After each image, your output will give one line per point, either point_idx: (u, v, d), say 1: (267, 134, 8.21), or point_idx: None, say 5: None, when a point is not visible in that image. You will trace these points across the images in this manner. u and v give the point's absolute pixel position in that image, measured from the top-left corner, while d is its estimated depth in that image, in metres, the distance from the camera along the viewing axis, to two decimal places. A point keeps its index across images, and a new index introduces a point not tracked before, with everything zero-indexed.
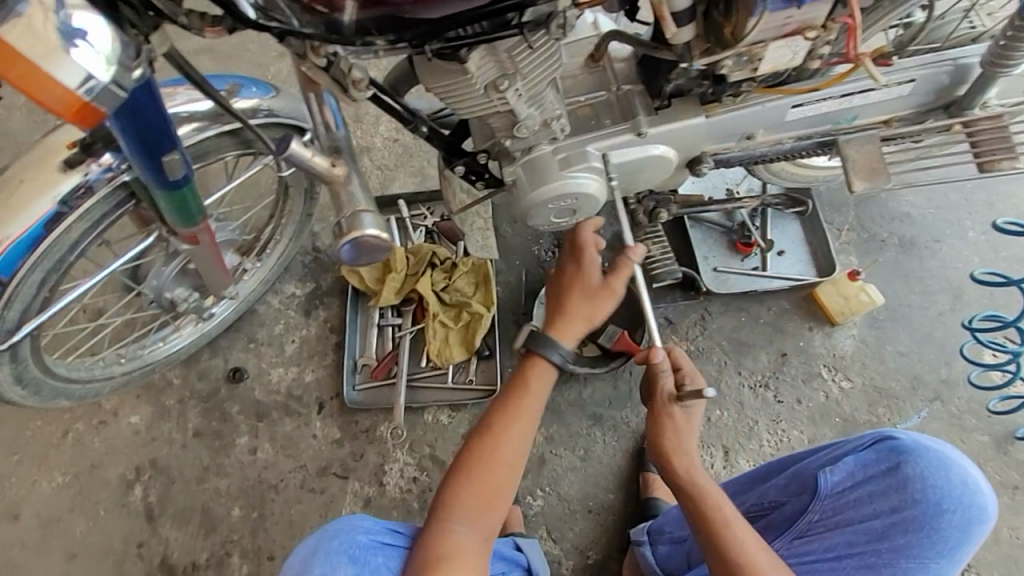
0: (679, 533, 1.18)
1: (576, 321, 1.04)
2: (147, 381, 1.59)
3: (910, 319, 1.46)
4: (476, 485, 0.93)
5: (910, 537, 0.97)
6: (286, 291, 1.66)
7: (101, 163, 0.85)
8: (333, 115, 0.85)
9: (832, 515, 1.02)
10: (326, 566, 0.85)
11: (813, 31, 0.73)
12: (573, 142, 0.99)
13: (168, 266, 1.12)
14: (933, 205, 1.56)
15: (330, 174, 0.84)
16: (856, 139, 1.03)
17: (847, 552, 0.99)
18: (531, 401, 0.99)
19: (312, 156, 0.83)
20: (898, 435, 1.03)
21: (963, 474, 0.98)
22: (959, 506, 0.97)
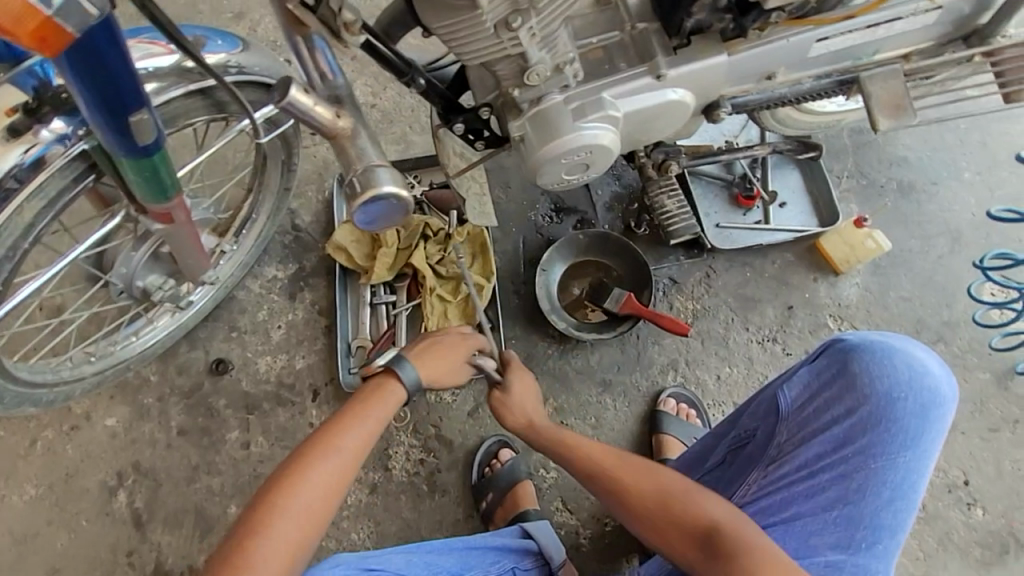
0: None
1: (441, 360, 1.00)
2: (121, 380, 1.47)
3: (911, 264, 1.46)
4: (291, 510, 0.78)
5: (872, 436, 0.91)
6: (267, 274, 1.55)
7: (53, 129, 0.75)
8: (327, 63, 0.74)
9: (797, 432, 0.95)
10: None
11: None
12: (588, 89, 0.90)
13: (138, 250, 1.00)
14: (928, 148, 1.55)
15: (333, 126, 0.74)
16: (879, 74, 0.98)
17: (819, 466, 0.91)
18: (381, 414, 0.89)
19: (313, 106, 0.73)
20: (844, 337, 0.98)
21: (907, 359, 0.94)
22: (910, 392, 0.92)
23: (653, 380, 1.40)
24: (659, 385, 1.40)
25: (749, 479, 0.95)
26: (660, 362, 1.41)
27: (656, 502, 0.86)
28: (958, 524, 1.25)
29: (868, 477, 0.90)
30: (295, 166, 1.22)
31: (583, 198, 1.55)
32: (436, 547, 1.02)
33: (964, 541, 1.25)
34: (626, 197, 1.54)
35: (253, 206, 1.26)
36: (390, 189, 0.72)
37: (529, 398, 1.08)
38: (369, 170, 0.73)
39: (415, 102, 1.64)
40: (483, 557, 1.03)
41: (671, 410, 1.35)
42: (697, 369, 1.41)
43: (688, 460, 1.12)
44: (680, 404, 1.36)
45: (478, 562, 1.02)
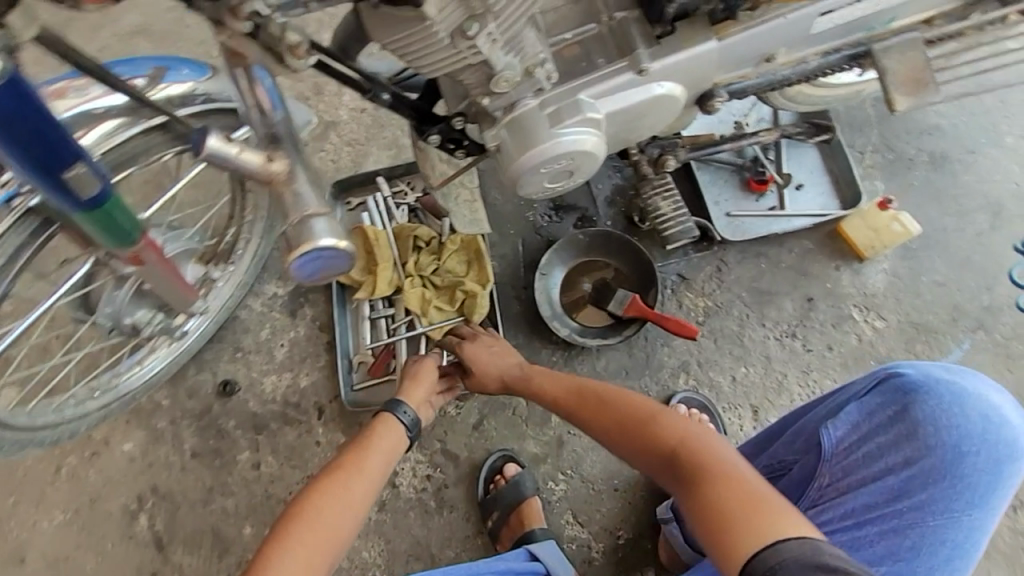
0: None
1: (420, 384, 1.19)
2: (135, 406, 1.49)
3: (945, 245, 1.33)
4: (303, 532, 0.90)
5: (932, 491, 0.83)
6: (267, 292, 1.54)
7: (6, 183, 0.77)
8: (268, 95, 0.72)
9: (842, 478, 0.86)
10: None
11: None
12: (563, 91, 0.83)
13: (121, 289, 0.99)
14: (963, 112, 1.41)
15: (267, 172, 0.71)
16: (895, 46, 0.87)
17: (868, 516, 0.83)
18: (384, 459, 1.04)
19: (238, 153, 0.69)
20: (902, 372, 0.88)
21: (981, 408, 0.85)
22: (981, 446, 0.84)
23: (663, 384, 1.34)
24: (670, 390, 1.33)
25: None
26: (670, 364, 1.34)
27: (637, 427, 0.95)
28: (1003, 529, 1.16)
29: (926, 537, 0.82)
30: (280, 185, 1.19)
31: (583, 194, 1.48)
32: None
33: (1010, 546, 1.16)
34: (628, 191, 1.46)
35: (238, 229, 1.23)
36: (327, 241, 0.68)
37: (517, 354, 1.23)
38: (304, 223, 0.69)
39: None
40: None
41: None
42: (710, 371, 1.33)
43: None
44: (692, 410, 1.29)
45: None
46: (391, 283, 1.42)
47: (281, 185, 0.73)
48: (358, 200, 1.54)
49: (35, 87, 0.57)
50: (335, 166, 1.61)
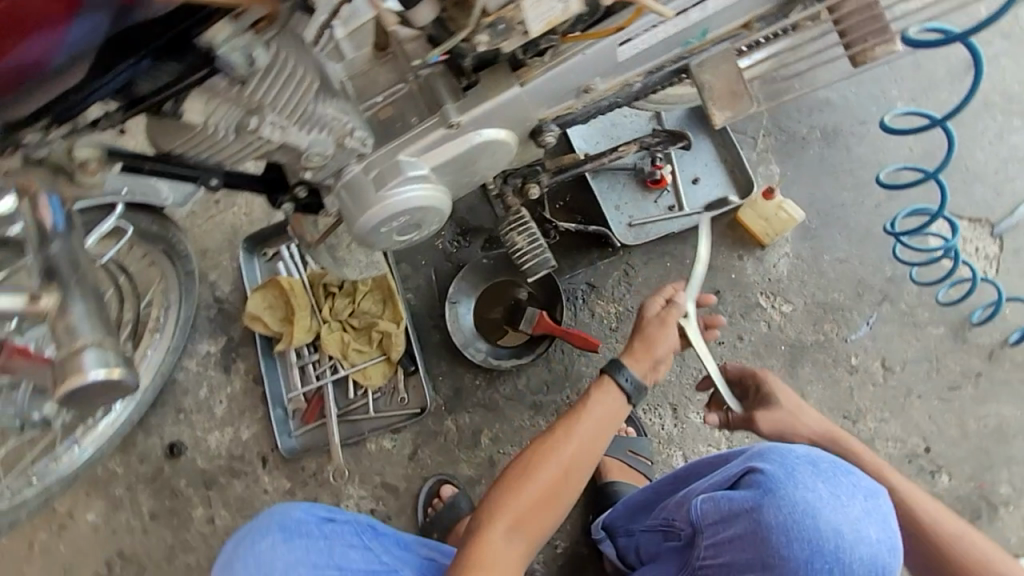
0: (629, 528, 1.07)
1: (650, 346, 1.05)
2: (93, 476, 1.57)
3: (845, 220, 1.33)
4: (519, 503, 0.95)
5: None
6: (201, 351, 1.58)
7: None
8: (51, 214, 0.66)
9: (712, 558, 0.84)
10: (250, 552, 0.97)
11: None
12: (382, 154, 0.84)
13: (18, 390, 1.04)
14: (851, 83, 1.38)
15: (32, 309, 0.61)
16: (708, 61, 0.87)
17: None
18: (600, 426, 1.01)
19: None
20: (765, 462, 0.83)
21: (835, 522, 0.79)
22: (835, 564, 0.78)
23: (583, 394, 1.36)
24: None
25: None
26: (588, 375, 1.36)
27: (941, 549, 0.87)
28: None
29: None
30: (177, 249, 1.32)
31: (487, 216, 1.50)
32: (324, 533, 1.00)
33: None
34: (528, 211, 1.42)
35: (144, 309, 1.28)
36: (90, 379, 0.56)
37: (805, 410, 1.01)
38: (63, 354, 0.57)
39: None
40: (403, 559, 1.03)
41: None
42: None
43: (631, 508, 1.08)
44: None
45: (361, 561, 1.00)
46: (309, 329, 1.44)
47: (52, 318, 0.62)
48: (274, 248, 1.56)
49: None
50: (248, 219, 1.63)
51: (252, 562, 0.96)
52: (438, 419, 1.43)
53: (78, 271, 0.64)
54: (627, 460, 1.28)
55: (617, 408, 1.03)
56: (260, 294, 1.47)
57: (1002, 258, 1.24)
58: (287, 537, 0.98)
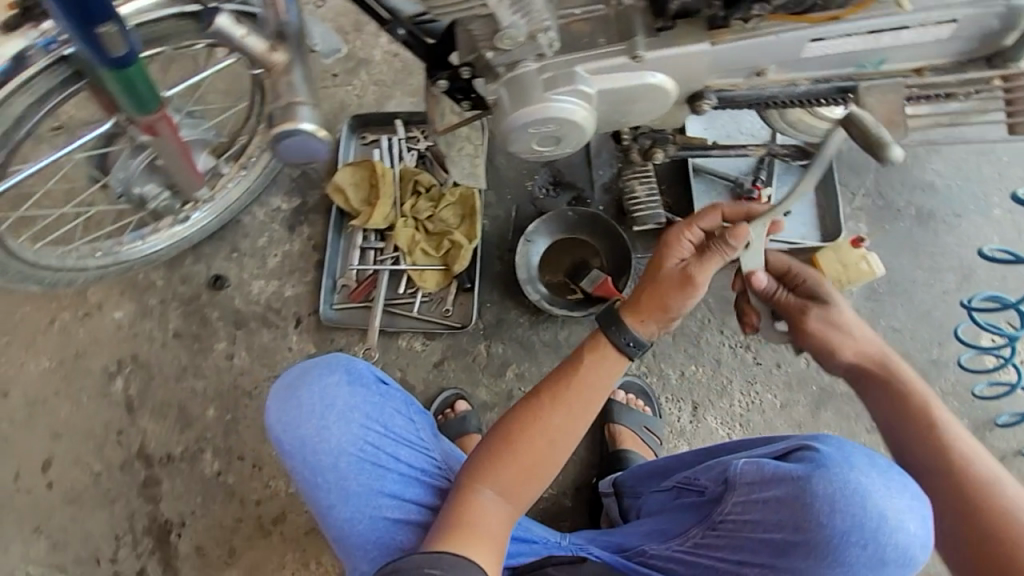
0: (637, 489, 1.19)
1: (671, 295, 0.97)
2: (131, 279, 1.60)
3: (911, 295, 1.39)
4: (508, 468, 0.93)
5: (810, 561, 0.85)
6: (272, 205, 1.62)
7: (42, 33, 0.87)
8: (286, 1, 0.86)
9: (742, 514, 0.90)
10: (315, 386, 1.04)
11: None
12: (561, 61, 0.90)
13: (135, 158, 1.09)
14: (960, 176, 1.44)
15: (270, 61, 0.86)
16: (879, 86, 0.93)
17: (748, 556, 0.91)
18: (593, 386, 0.97)
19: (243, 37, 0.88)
20: (821, 445, 0.88)
21: (882, 506, 0.82)
22: (871, 542, 0.82)
23: None
24: None
25: (688, 534, 0.96)
26: None
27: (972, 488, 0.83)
28: None
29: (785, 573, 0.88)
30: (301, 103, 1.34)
31: (582, 176, 1.55)
32: (382, 392, 1.09)
33: None
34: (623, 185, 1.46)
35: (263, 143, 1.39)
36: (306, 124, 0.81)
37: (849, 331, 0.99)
38: (290, 105, 0.82)
39: None
40: (433, 442, 1.12)
41: (622, 399, 1.37)
42: (662, 362, 1.41)
43: (645, 472, 1.17)
44: (630, 395, 1.37)
45: (405, 429, 1.08)
46: (386, 218, 1.50)
47: (278, 73, 0.86)
48: (373, 136, 1.60)
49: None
50: (358, 100, 1.67)
51: (316, 393, 1.04)
52: (473, 341, 1.49)
53: (302, 51, 0.89)
54: (641, 435, 1.35)
55: (615, 367, 0.99)
56: (351, 170, 1.52)
57: None
58: (350, 382, 1.06)
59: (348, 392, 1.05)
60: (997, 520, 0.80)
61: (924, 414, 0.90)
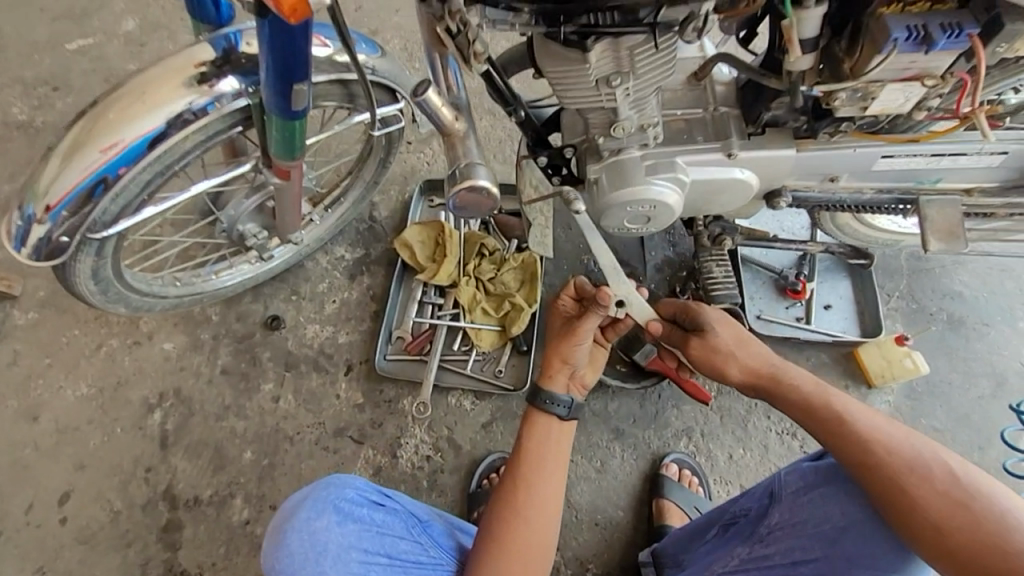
0: (677, 556, 1.20)
1: (575, 352, 1.21)
2: (187, 312, 1.62)
3: (947, 397, 1.45)
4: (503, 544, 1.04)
5: (860, 544, 0.88)
6: (336, 253, 1.69)
7: (210, 95, 0.97)
8: (454, 79, 0.93)
9: (792, 518, 0.97)
10: (312, 513, 0.92)
11: (931, 79, 0.76)
12: (663, 151, 1.02)
13: (249, 199, 1.20)
14: (986, 288, 1.55)
15: (450, 128, 0.91)
16: (937, 201, 1.06)
17: (802, 559, 0.93)
18: (555, 450, 1.12)
19: (439, 106, 0.89)
20: None
21: None
22: None
23: (663, 441, 1.44)
24: (666, 448, 1.43)
25: (734, 553, 1.02)
26: (675, 426, 1.44)
27: (886, 463, 0.85)
28: None
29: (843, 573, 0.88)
30: (388, 164, 1.46)
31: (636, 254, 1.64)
32: (378, 520, 1.00)
33: None
34: (676, 265, 1.58)
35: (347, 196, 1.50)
36: (486, 182, 0.88)
37: (731, 334, 1.11)
38: (470, 164, 0.89)
39: (507, 133, 1.78)
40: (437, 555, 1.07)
41: (672, 475, 1.37)
42: (709, 442, 1.43)
43: (688, 533, 1.20)
44: (683, 471, 1.38)
45: (409, 553, 1.02)
46: (450, 276, 1.56)
47: (456, 138, 0.92)
48: (440, 200, 1.72)
49: (309, 54, 0.78)
50: (428, 167, 1.80)
51: (305, 538, 0.90)
52: (522, 404, 1.51)
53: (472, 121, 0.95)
54: (689, 514, 1.34)
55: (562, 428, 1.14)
56: (420, 228, 1.61)
57: None
58: (341, 520, 0.95)
59: (341, 526, 0.94)
60: (942, 505, 0.80)
61: (838, 416, 0.92)
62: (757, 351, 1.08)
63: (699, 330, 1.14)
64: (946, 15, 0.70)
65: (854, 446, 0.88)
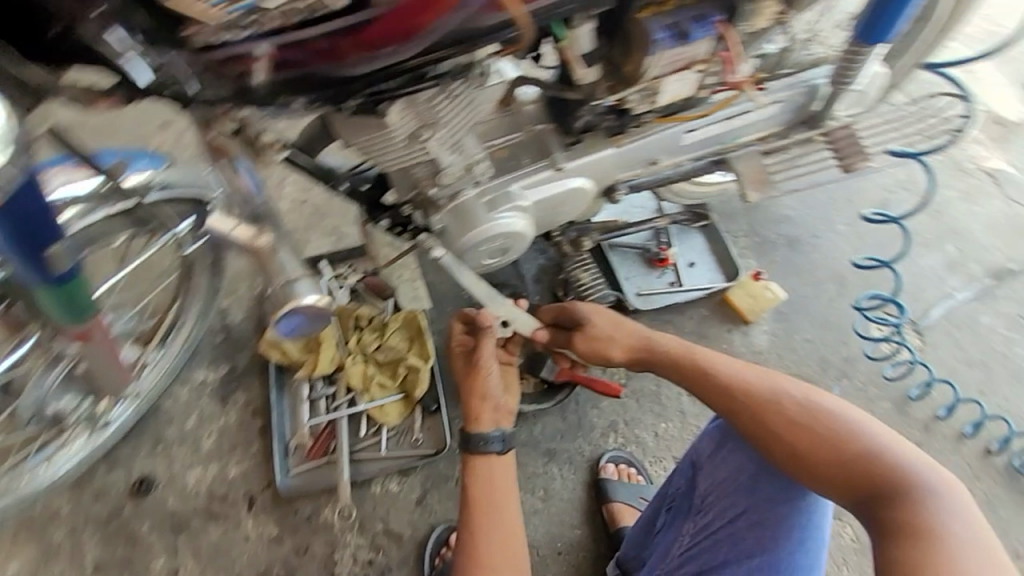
0: (633, 552, 1.20)
1: (488, 381, 1.22)
2: (25, 516, 1.32)
3: (808, 309, 1.63)
4: None
5: (775, 482, 0.92)
6: (196, 379, 1.48)
7: None
8: (249, 181, 0.81)
9: (715, 481, 1.01)
10: None
11: (700, 65, 0.82)
12: (497, 183, 1.01)
13: (49, 376, 1.13)
14: (806, 205, 1.77)
15: (253, 245, 0.79)
16: (743, 154, 1.16)
17: (734, 514, 0.95)
18: (504, 482, 1.12)
19: (231, 229, 0.79)
20: None
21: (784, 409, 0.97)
22: None
23: (595, 444, 1.45)
24: (600, 449, 1.45)
25: (681, 534, 1.02)
26: (600, 426, 1.47)
27: (748, 402, 0.95)
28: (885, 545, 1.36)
29: (769, 515, 0.92)
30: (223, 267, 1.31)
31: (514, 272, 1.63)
32: None
33: None
34: (553, 272, 1.59)
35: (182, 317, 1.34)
36: (310, 300, 0.78)
37: (611, 324, 1.19)
38: (289, 285, 0.79)
39: None
40: None
41: (612, 475, 1.39)
42: (636, 428, 1.47)
43: (639, 529, 1.19)
44: (620, 466, 1.41)
45: None
46: (333, 361, 1.44)
47: (265, 255, 0.80)
48: None
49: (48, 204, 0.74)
50: None
51: None
52: (451, 463, 1.44)
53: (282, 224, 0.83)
54: (639, 506, 1.36)
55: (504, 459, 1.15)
56: None
57: (924, 350, 1.59)
58: None
59: None
60: (785, 423, 0.91)
61: (698, 368, 1.03)
62: (636, 330, 1.16)
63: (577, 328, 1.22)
64: (692, 9, 0.76)
65: (722, 392, 0.99)
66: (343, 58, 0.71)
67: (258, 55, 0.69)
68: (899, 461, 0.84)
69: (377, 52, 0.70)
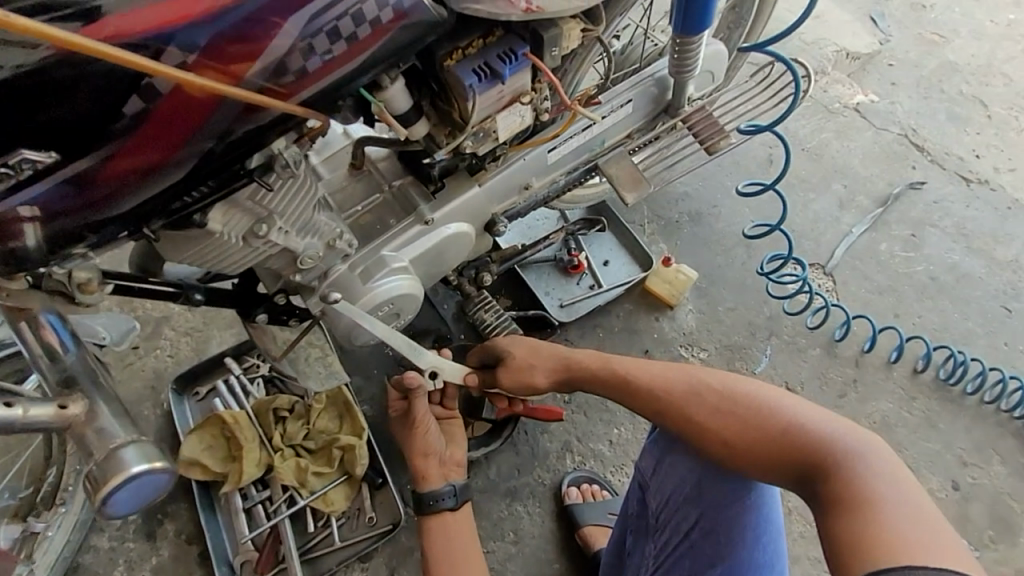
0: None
1: (429, 440, 1.16)
2: None
3: (725, 278, 1.66)
4: None
5: (717, 485, 0.92)
6: (115, 522, 1.34)
7: None
8: (57, 337, 0.75)
9: (664, 497, 0.99)
10: None
11: (526, 97, 0.85)
12: (367, 251, 0.96)
13: None
14: (699, 177, 1.80)
15: (61, 418, 0.67)
16: (611, 159, 1.16)
17: (688, 528, 0.94)
18: (466, 542, 1.09)
19: (24, 412, 0.67)
20: None
21: None
22: None
23: (553, 470, 1.42)
24: (560, 474, 1.41)
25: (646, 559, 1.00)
26: (553, 450, 1.43)
27: (673, 401, 0.95)
28: None
29: (721, 520, 0.90)
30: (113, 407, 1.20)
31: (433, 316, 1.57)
32: None
33: None
34: None
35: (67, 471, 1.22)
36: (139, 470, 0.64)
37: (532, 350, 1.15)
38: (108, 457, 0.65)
39: None
40: None
41: (577, 498, 1.36)
42: (590, 442, 1.45)
43: (610, 557, 1.16)
44: (582, 487, 1.38)
45: None
46: (260, 462, 1.34)
47: (81, 427, 0.68)
48: (207, 386, 1.45)
49: None
50: (174, 360, 1.52)
51: None
52: (412, 532, 1.37)
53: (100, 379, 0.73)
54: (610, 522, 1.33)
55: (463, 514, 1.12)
56: (197, 435, 1.34)
57: (837, 289, 1.64)
58: None
59: None
60: (712, 416, 0.90)
61: (623, 377, 1.03)
62: (557, 354, 1.13)
63: (499, 362, 1.16)
64: (498, 45, 0.80)
65: (649, 396, 0.98)
66: (122, 187, 0.71)
67: (25, 216, 0.69)
68: (827, 434, 0.83)
69: (155, 177, 0.72)
